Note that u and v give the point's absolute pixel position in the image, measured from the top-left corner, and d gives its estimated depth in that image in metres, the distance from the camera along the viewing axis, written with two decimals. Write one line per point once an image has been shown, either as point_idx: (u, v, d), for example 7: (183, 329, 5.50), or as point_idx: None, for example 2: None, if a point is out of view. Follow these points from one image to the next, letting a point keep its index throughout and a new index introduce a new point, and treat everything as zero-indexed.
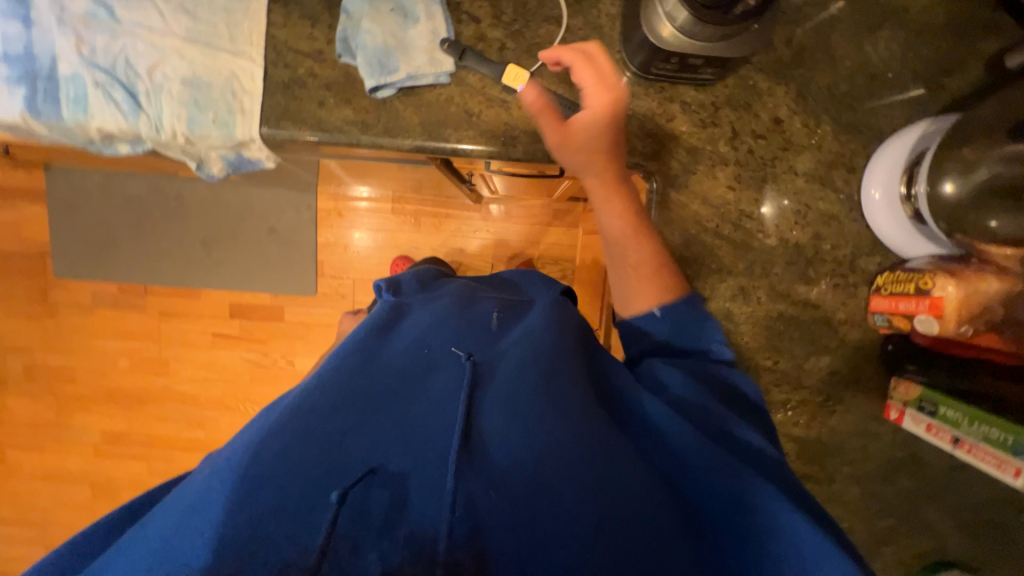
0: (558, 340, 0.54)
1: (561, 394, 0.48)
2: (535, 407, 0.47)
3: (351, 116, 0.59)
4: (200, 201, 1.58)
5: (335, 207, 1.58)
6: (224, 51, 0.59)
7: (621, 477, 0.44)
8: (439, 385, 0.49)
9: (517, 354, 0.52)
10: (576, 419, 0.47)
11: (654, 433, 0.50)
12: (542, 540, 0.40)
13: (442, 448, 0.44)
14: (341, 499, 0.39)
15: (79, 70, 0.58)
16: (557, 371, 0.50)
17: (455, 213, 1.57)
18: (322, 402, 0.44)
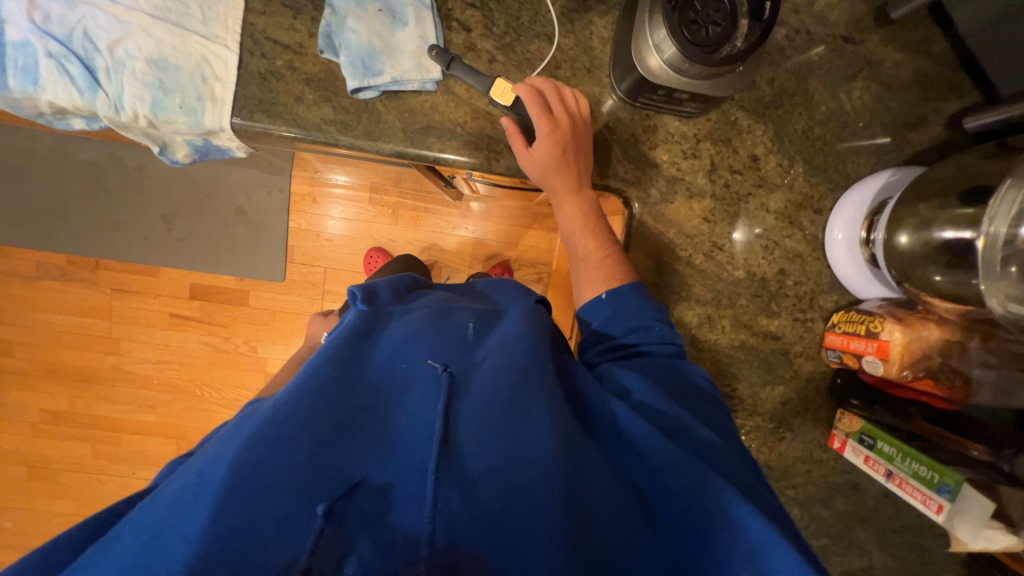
0: (531, 347, 0.53)
1: (535, 401, 0.47)
2: (509, 416, 0.46)
3: (330, 114, 0.57)
4: (162, 175, 1.49)
5: (310, 192, 1.52)
6: (195, 34, 0.55)
7: (595, 488, 0.43)
8: (418, 398, 0.48)
9: (493, 363, 0.51)
10: (547, 423, 0.46)
11: (622, 434, 0.49)
12: (517, 545, 0.39)
13: (421, 458, 0.43)
14: (328, 512, 0.38)
15: (31, 38, 0.54)
16: (531, 378, 0.49)
17: (434, 208, 1.55)
18: (295, 412, 0.43)
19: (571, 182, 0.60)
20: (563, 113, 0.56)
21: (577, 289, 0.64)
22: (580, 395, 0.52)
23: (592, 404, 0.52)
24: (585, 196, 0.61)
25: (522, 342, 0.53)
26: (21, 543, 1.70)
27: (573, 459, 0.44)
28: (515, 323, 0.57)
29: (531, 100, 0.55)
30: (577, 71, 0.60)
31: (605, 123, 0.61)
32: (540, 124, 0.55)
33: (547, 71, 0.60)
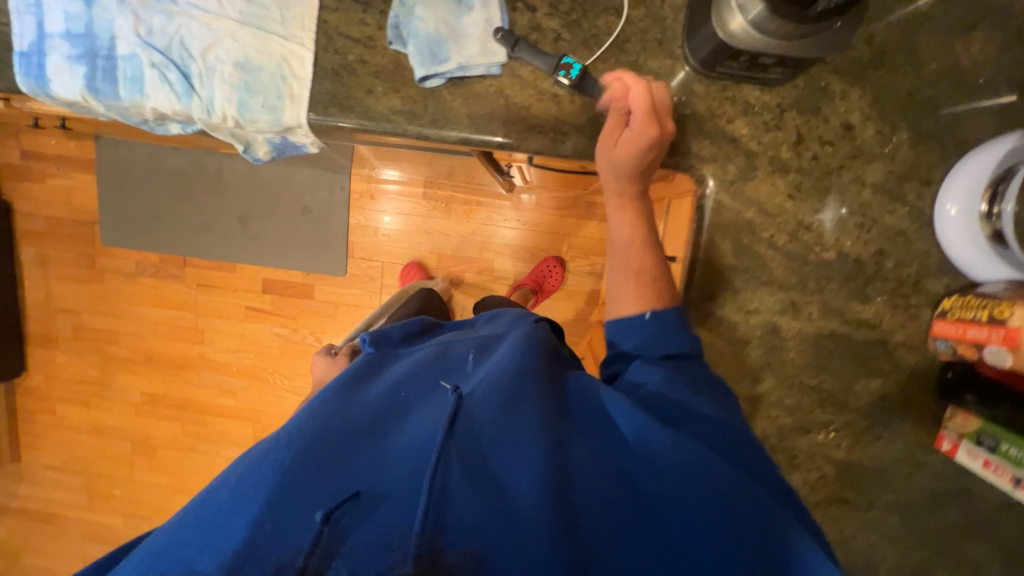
0: (526, 359, 0.54)
1: (524, 415, 0.48)
2: (497, 431, 0.48)
3: (398, 105, 0.58)
4: (238, 178, 1.61)
5: (368, 190, 1.59)
6: (275, 35, 0.58)
7: (591, 498, 0.44)
8: (416, 415, 0.51)
9: (487, 377, 0.53)
10: (537, 429, 0.47)
11: (618, 440, 0.49)
12: (506, 548, 0.41)
13: (414, 471, 0.45)
14: (324, 519, 0.41)
15: (138, 51, 0.59)
16: (521, 391, 0.50)
17: (485, 201, 1.56)
18: (300, 439, 0.47)
19: (632, 191, 0.59)
20: (671, 127, 0.53)
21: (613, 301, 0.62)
22: (580, 401, 0.53)
23: (593, 408, 0.52)
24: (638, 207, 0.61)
25: (517, 355, 0.55)
26: (130, 510, 1.92)
27: (565, 470, 0.45)
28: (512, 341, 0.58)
29: (641, 99, 0.52)
30: (647, 45, 0.57)
31: (678, 97, 0.57)
32: (636, 124, 0.52)
33: (615, 47, 0.57)
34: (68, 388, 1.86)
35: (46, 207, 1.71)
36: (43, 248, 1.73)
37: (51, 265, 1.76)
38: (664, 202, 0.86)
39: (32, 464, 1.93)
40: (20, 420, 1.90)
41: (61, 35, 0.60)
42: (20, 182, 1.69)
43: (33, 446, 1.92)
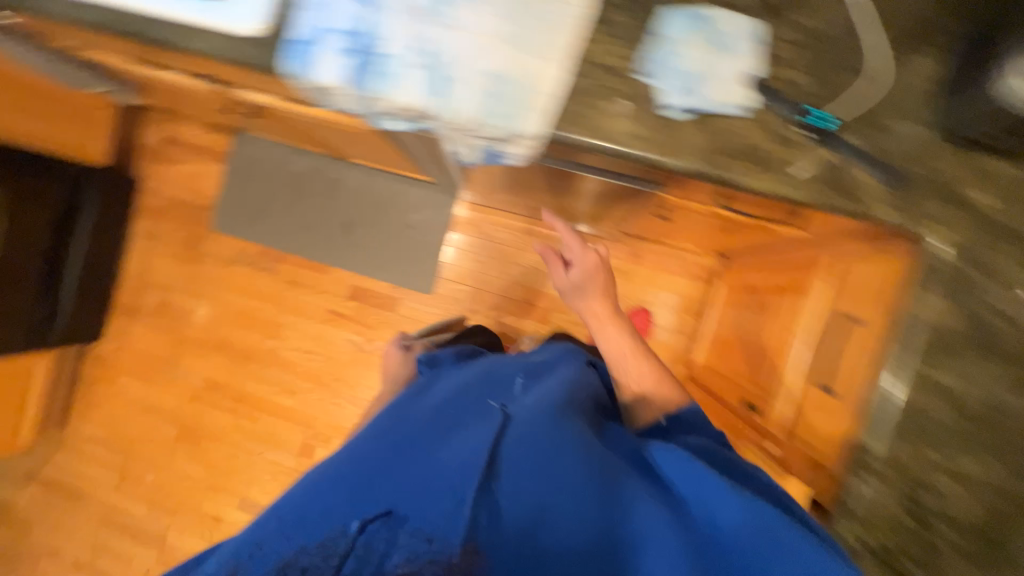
0: (557, 403, 0.76)
1: (530, 442, 0.68)
2: (520, 459, 0.66)
3: (632, 127, 0.61)
4: (352, 187, 1.70)
5: (472, 216, 1.65)
6: (535, 56, 0.64)
7: (572, 510, 0.64)
8: (458, 440, 0.70)
9: (522, 414, 0.73)
10: (569, 455, 0.67)
11: (615, 478, 0.68)
12: (518, 552, 0.61)
13: (453, 485, 0.64)
14: (359, 528, 0.63)
15: (405, 55, 0.67)
16: (545, 429, 0.70)
17: (583, 245, 1.60)
18: (368, 448, 0.72)
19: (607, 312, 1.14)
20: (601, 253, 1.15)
21: (619, 371, 1.07)
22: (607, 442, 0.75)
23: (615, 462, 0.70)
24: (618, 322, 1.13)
25: (558, 394, 0.80)
26: (157, 498, 1.86)
27: (554, 494, 0.65)
28: (544, 388, 0.83)
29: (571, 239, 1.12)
30: None
31: (923, 163, 0.63)
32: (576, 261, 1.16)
33: (867, 110, 0.62)
34: (135, 360, 1.88)
35: (170, 188, 1.83)
36: (156, 224, 1.84)
37: (157, 240, 1.85)
38: (814, 264, 0.87)
39: (75, 431, 1.91)
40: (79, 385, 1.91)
41: (340, 32, 0.68)
42: (155, 163, 1.84)
43: (83, 413, 1.91)
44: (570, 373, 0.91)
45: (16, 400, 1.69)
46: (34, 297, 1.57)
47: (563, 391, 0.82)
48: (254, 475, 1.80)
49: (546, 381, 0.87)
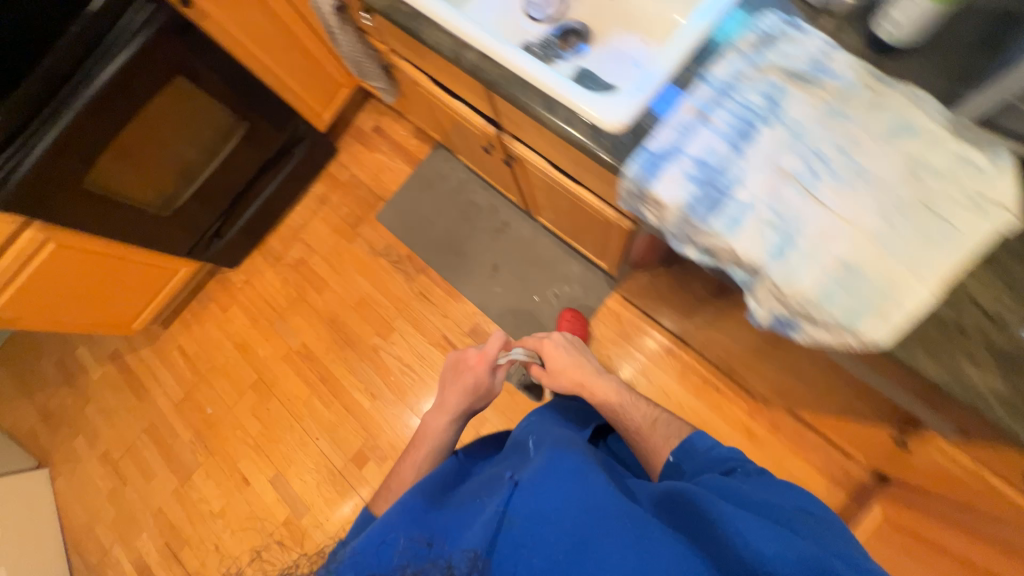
0: (569, 452, 0.75)
1: (535, 491, 0.67)
2: (524, 498, 0.66)
3: (1003, 389, 0.56)
4: (517, 237, 1.75)
5: (619, 312, 1.61)
6: (903, 263, 0.59)
7: (558, 539, 0.61)
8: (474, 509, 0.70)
9: (533, 468, 0.72)
10: (579, 501, 0.64)
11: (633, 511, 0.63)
12: None
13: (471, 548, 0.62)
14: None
15: (754, 205, 0.65)
16: (535, 472, 0.70)
17: (723, 390, 1.49)
18: (385, 520, 0.70)
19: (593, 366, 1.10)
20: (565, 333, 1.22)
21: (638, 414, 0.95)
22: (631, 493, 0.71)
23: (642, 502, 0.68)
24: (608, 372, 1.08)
25: (574, 446, 0.77)
26: (206, 433, 1.87)
27: (536, 515, 0.64)
28: (530, 444, 0.84)
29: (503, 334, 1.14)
30: None
31: None
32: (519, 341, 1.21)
33: None
34: (251, 299, 1.96)
35: (359, 170, 1.98)
36: (332, 193, 1.97)
37: (325, 207, 1.97)
38: None
39: (172, 337, 2.00)
40: (195, 298, 2.02)
41: (693, 158, 0.68)
42: (357, 144, 2.00)
43: (186, 325, 2.00)
44: (584, 436, 0.87)
45: (150, 294, 1.80)
46: (212, 213, 1.72)
47: (534, 446, 0.81)
48: (300, 458, 1.76)
49: (561, 434, 0.84)
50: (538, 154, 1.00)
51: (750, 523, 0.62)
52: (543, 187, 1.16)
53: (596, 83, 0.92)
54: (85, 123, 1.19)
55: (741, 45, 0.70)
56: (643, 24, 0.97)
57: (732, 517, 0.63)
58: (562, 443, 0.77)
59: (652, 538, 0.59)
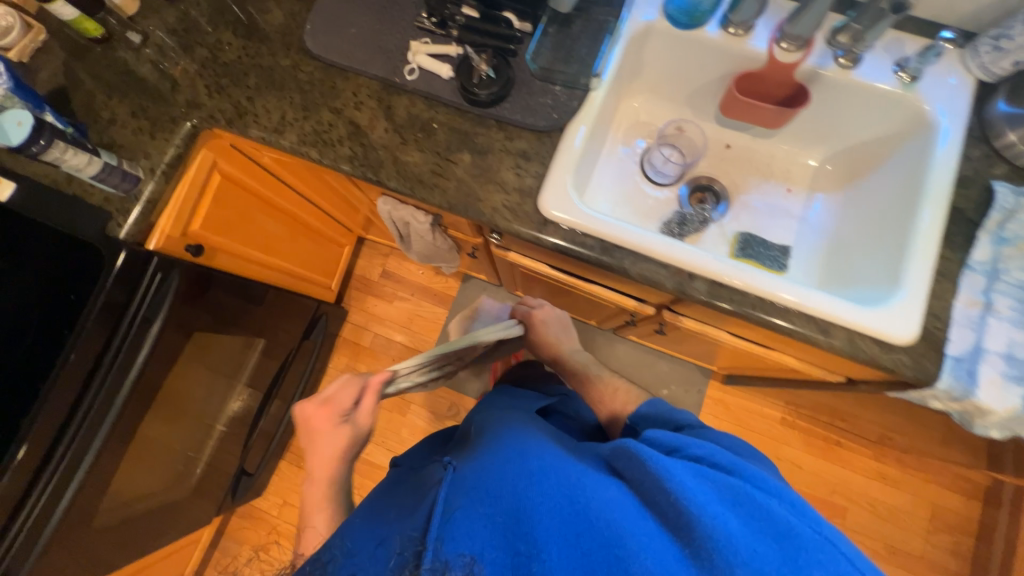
0: (520, 429, 0.65)
1: (498, 471, 0.52)
2: (480, 483, 0.51)
3: None
4: (592, 349, 1.60)
5: (723, 398, 1.56)
6: None
7: (491, 508, 0.48)
8: (421, 485, 0.60)
9: (487, 442, 0.62)
10: (528, 460, 0.54)
11: (591, 481, 0.52)
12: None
13: (412, 519, 0.51)
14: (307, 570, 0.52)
15: None
16: (484, 453, 0.58)
17: (844, 443, 1.53)
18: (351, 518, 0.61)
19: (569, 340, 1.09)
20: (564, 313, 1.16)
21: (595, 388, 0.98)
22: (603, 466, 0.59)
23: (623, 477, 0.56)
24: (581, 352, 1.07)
25: (531, 426, 0.68)
26: None
27: (476, 485, 0.51)
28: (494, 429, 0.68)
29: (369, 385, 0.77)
30: None
31: None
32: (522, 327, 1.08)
33: None
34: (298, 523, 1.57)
35: (381, 325, 1.70)
36: (358, 362, 1.67)
37: None
38: None
39: None
40: (218, 549, 1.56)
41: (1001, 354, 0.64)
42: (367, 296, 1.72)
43: None
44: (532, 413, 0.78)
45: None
46: (236, 458, 1.31)
47: (514, 423, 0.69)
48: None
49: (525, 418, 0.73)
50: (720, 327, 0.91)
51: (691, 474, 0.53)
52: (692, 339, 1.07)
53: (770, 253, 0.87)
54: (102, 466, 0.81)
55: (989, 225, 0.69)
56: (780, 171, 0.93)
57: (685, 473, 0.53)
58: (523, 430, 0.66)
59: (594, 489, 0.50)
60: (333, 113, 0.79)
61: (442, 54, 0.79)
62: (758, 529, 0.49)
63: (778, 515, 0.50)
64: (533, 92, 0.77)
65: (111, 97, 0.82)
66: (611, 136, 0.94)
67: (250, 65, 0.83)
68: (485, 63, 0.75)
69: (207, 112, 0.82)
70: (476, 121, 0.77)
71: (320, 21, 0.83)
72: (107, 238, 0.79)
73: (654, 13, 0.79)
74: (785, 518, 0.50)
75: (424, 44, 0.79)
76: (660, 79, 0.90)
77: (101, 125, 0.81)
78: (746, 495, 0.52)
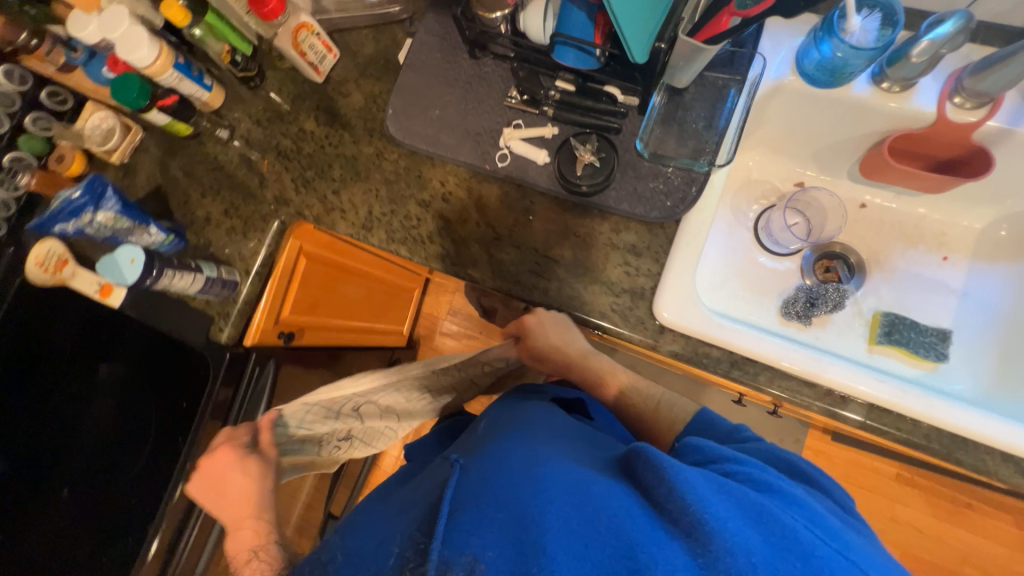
0: (529, 427, 0.57)
1: (502, 474, 0.46)
2: (481, 483, 0.45)
3: None
4: (674, 393, 1.46)
5: (828, 450, 1.39)
6: None
7: (500, 510, 0.42)
8: (426, 480, 0.56)
9: (495, 440, 0.55)
10: (532, 462, 0.47)
11: (596, 484, 0.44)
12: None
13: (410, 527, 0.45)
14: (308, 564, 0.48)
15: None
16: (493, 450, 0.51)
17: (979, 506, 1.32)
18: (356, 516, 0.56)
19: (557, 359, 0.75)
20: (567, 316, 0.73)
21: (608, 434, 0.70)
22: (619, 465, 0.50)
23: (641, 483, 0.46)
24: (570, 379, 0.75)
25: (544, 420, 0.60)
26: None
27: (483, 485, 0.44)
28: (508, 421, 0.62)
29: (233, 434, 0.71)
30: None
31: None
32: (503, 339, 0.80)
33: None
34: None
35: None
36: None
37: None
38: None
39: None
40: None
41: None
42: (434, 334, 1.70)
43: None
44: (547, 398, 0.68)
45: None
46: (321, 511, 1.32)
47: (527, 415, 0.62)
48: None
49: (539, 407, 0.65)
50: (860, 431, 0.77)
51: (709, 482, 0.44)
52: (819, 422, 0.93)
53: (923, 339, 0.73)
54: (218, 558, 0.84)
55: None
56: (933, 237, 0.78)
57: (701, 480, 0.44)
58: (531, 427, 0.58)
59: (596, 492, 0.43)
60: (421, 206, 0.75)
61: (536, 137, 0.71)
62: (781, 549, 0.39)
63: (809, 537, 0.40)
64: (641, 175, 0.68)
65: (205, 196, 0.83)
66: (722, 200, 0.82)
67: (332, 153, 0.80)
68: (591, 152, 0.67)
69: (296, 207, 0.80)
70: (577, 211, 0.70)
71: (401, 103, 0.78)
72: (211, 343, 0.80)
73: (786, 69, 0.67)
74: (815, 542, 0.40)
75: (516, 127, 0.72)
76: (782, 136, 0.77)
77: (197, 225, 0.82)
78: (781, 517, 0.42)
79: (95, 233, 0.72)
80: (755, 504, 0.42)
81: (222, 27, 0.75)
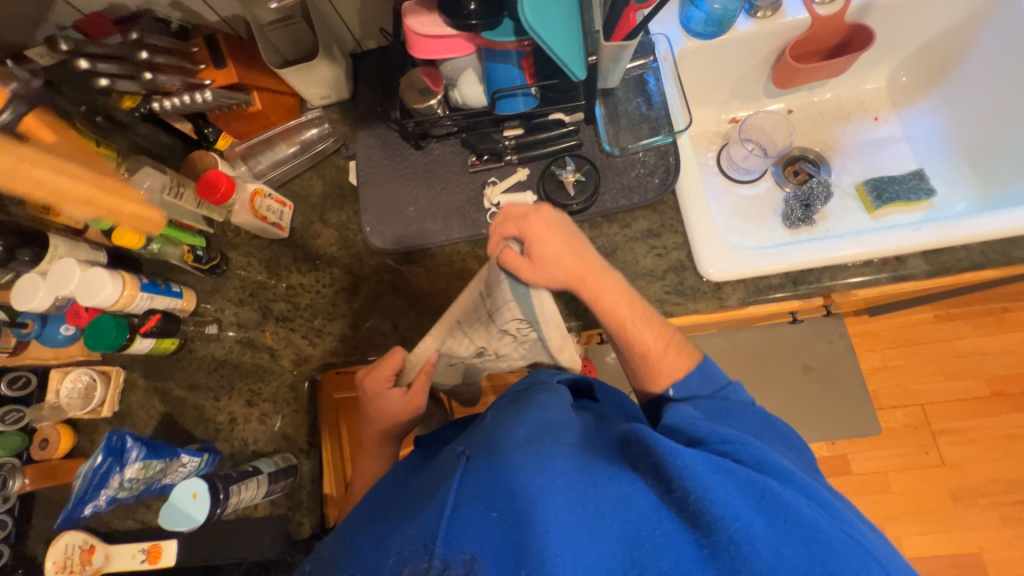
0: (539, 413, 0.50)
1: (509, 469, 0.43)
2: (482, 476, 0.43)
3: None
4: (717, 353, 1.44)
5: (870, 328, 1.44)
6: None
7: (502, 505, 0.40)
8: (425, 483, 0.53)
9: (501, 430, 0.49)
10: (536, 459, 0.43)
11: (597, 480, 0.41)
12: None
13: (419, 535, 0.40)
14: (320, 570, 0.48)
15: None
16: (499, 446, 0.46)
17: (1013, 307, 1.40)
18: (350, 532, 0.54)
19: (607, 289, 0.60)
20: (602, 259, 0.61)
21: (636, 364, 0.61)
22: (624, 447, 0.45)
23: (648, 472, 0.41)
24: (615, 309, 0.61)
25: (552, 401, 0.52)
26: None
27: (502, 482, 0.42)
28: (500, 409, 0.56)
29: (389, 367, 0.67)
30: None
31: None
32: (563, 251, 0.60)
33: None
34: None
35: None
36: None
37: None
38: None
39: None
40: None
41: None
42: None
43: None
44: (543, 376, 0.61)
45: None
46: None
47: (534, 395, 0.55)
48: None
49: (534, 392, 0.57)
50: (910, 290, 0.80)
51: (709, 467, 0.40)
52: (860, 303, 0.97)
53: (906, 186, 0.81)
54: None
55: None
56: (857, 107, 0.88)
57: (704, 469, 0.39)
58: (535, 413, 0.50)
59: (604, 501, 0.39)
60: (439, 296, 0.76)
61: (514, 185, 0.75)
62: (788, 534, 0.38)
63: (815, 521, 0.38)
64: (621, 170, 0.72)
65: (220, 398, 0.77)
66: None
67: (329, 292, 0.78)
68: (573, 172, 0.71)
69: (320, 360, 0.76)
70: (584, 226, 0.72)
71: (375, 216, 0.79)
72: (299, 542, 0.71)
73: (680, 37, 0.76)
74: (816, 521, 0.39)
75: (493, 184, 0.75)
76: (701, 89, 0.85)
77: (224, 431, 0.75)
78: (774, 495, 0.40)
79: (129, 492, 0.64)
80: (756, 484, 0.40)
81: (174, 231, 0.75)
